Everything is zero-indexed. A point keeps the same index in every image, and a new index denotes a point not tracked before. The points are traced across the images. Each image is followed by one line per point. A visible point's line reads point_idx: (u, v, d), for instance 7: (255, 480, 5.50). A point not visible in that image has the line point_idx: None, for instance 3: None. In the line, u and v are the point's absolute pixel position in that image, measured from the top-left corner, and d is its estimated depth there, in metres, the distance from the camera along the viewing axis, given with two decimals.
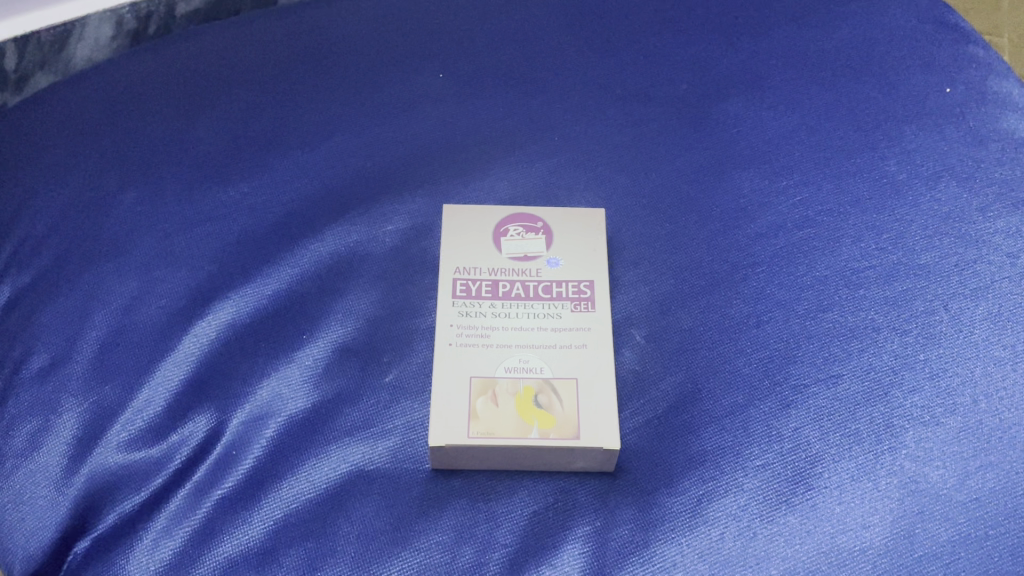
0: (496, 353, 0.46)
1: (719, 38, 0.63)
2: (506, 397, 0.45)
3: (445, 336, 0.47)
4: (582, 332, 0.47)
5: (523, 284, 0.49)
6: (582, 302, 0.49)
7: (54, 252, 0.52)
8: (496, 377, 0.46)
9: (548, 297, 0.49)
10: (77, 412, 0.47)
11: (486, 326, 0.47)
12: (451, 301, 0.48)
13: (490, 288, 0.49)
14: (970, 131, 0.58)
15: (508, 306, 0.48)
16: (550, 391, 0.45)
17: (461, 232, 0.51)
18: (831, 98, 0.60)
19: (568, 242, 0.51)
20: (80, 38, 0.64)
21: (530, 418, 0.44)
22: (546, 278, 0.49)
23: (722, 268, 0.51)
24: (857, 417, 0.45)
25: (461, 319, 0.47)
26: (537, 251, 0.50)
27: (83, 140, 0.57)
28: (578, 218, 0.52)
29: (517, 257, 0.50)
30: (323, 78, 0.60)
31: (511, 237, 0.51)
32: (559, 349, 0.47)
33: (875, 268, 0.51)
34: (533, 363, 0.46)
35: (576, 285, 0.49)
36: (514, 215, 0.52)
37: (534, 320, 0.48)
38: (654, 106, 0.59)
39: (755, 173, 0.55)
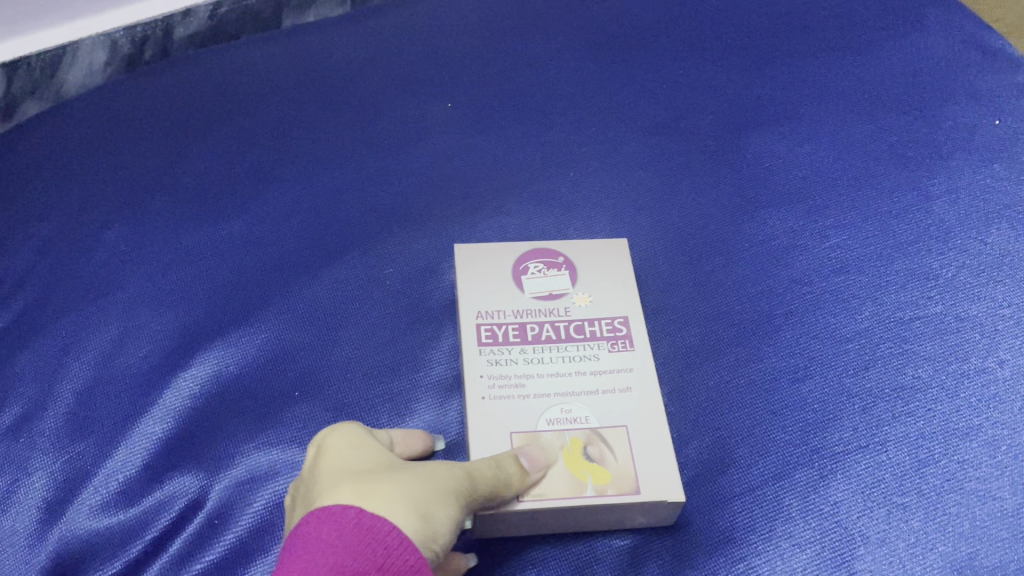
0: (534, 403, 0.41)
1: (747, 66, 0.59)
2: (551, 451, 0.40)
3: (474, 389, 0.42)
4: (623, 375, 0.43)
5: (553, 325, 0.45)
6: (619, 341, 0.44)
7: (31, 295, 0.49)
8: (538, 432, 0.41)
9: (584, 338, 0.44)
10: (48, 471, 0.43)
11: (518, 374, 0.42)
12: (477, 349, 0.43)
13: (518, 331, 0.44)
14: (1022, 168, 0.53)
15: (540, 350, 0.43)
16: (599, 441, 0.41)
17: (479, 271, 0.46)
18: (868, 131, 0.55)
19: (597, 277, 0.47)
20: (73, 63, 0.61)
21: (582, 472, 0.39)
22: (577, 318, 0.45)
23: (752, 318, 0.47)
24: (906, 491, 0.41)
25: (490, 368, 0.42)
26: (564, 288, 0.46)
27: (68, 172, 0.54)
28: (598, 249, 0.48)
29: (542, 296, 0.46)
30: (324, 108, 0.56)
31: (532, 275, 0.46)
32: (603, 395, 0.42)
33: (923, 319, 0.47)
34: (576, 412, 0.41)
35: (610, 323, 0.45)
36: (531, 251, 0.47)
37: (571, 365, 0.43)
38: (677, 139, 0.55)
39: (789, 212, 0.51)
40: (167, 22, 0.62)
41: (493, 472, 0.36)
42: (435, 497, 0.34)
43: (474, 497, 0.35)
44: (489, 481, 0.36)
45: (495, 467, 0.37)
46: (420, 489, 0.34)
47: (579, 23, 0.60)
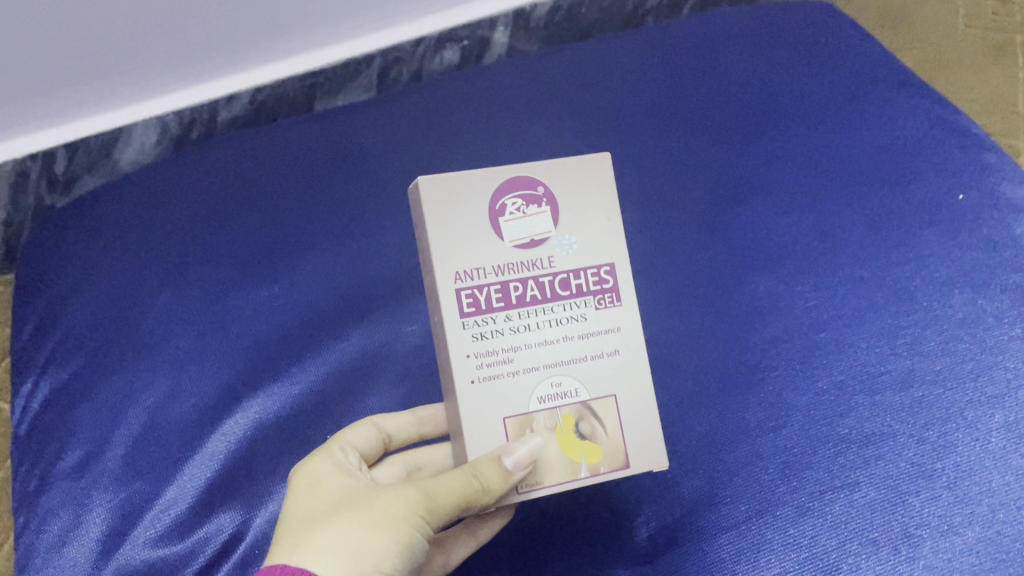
0: (525, 381, 0.42)
1: (736, 144, 0.65)
2: (545, 433, 0.42)
3: (462, 376, 0.41)
4: (611, 338, 0.43)
5: (536, 279, 0.42)
6: (606, 296, 0.43)
7: (92, 351, 0.55)
8: (531, 412, 0.42)
9: (568, 293, 0.42)
10: (107, 506, 0.49)
11: (507, 349, 0.41)
12: (460, 326, 0.41)
13: (500, 292, 0.42)
14: (984, 238, 0.59)
15: (526, 316, 0.42)
16: (589, 416, 0.42)
17: (447, 216, 0.41)
18: (845, 203, 0.61)
19: (579, 207, 0.43)
20: (128, 143, 0.68)
21: (575, 452, 0.42)
22: (561, 269, 0.42)
23: (739, 371, 0.52)
24: (875, 526, 0.47)
25: (476, 346, 0.41)
26: (544, 230, 0.42)
27: (123, 240, 0.60)
28: (578, 168, 0.43)
29: (523, 244, 0.42)
30: (353, 180, 0.62)
31: (510, 215, 0.42)
32: (593, 362, 0.43)
33: (891, 373, 0.52)
34: (566, 385, 0.42)
35: (596, 274, 0.43)
36: (505, 182, 0.42)
37: (559, 329, 0.42)
38: (672, 209, 0.60)
39: (772, 276, 0.57)
40: (213, 106, 0.69)
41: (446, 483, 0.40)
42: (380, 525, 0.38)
43: (427, 513, 0.39)
44: (441, 498, 0.39)
45: (461, 477, 0.40)
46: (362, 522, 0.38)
47: (583, 105, 0.66)
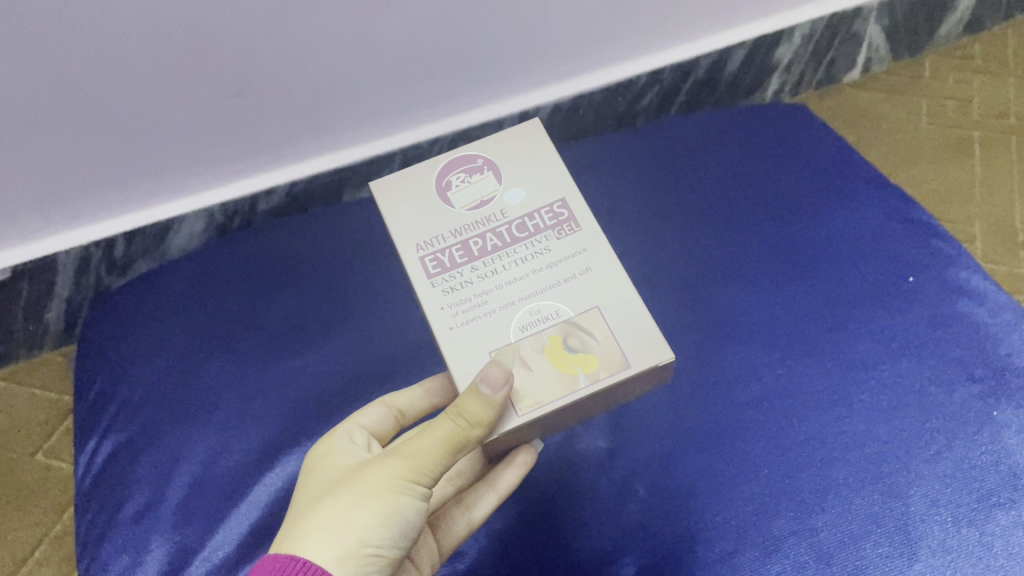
0: (504, 315, 0.48)
1: (711, 233, 0.75)
2: (536, 357, 0.47)
3: (442, 320, 0.48)
4: (578, 259, 0.50)
5: (493, 232, 0.51)
6: (562, 226, 0.51)
7: (148, 414, 0.63)
8: (517, 341, 0.47)
9: (527, 233, 0.50)
10: (163, 549, 0.56)
11: (479, 293, 0.49)
12: (432, 284, 0.49)
13: (463, 250, 0.50)
14: (932, 314, 0.67)
15: (491, 261, 0.50)
16: (575, 330, 0.47)
17: (401, 201, 0.52)
18: (809, 284, 0.70)
19: (518, 172, 0.53)
20: (177, 232, 0.78)
21: (571, 368, 0.47)
22: (514, 218, 0.51)
23: (713, 432, 0.60)
24: (830, 565, 0.54)
25: (450, 296, 0.49)
26: (491, 190, 0.52)
27: (175, 317, 0.69)
28: (507, 142, 0.54)
29: (475, 205, 0.52)
30: (377, 262, 0.70)
31: (457, 189, 0.52)
32: (565, 283, 0.49)
33: (846, 434, 0.60)
34: (544, 309, 0.48)
35: (549, 212, 0.51)
36: (448, 168, 0.53)
37: (526, 265, 0.49)
38: (654, 294, 0.70)
39: (744, 349, 0.65)
40: (253, 199, 0.79)
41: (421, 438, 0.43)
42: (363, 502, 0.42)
43: (412, 474, 0.43)
44: (420, 455, 0.43)
45: (445, 426, 0.43)
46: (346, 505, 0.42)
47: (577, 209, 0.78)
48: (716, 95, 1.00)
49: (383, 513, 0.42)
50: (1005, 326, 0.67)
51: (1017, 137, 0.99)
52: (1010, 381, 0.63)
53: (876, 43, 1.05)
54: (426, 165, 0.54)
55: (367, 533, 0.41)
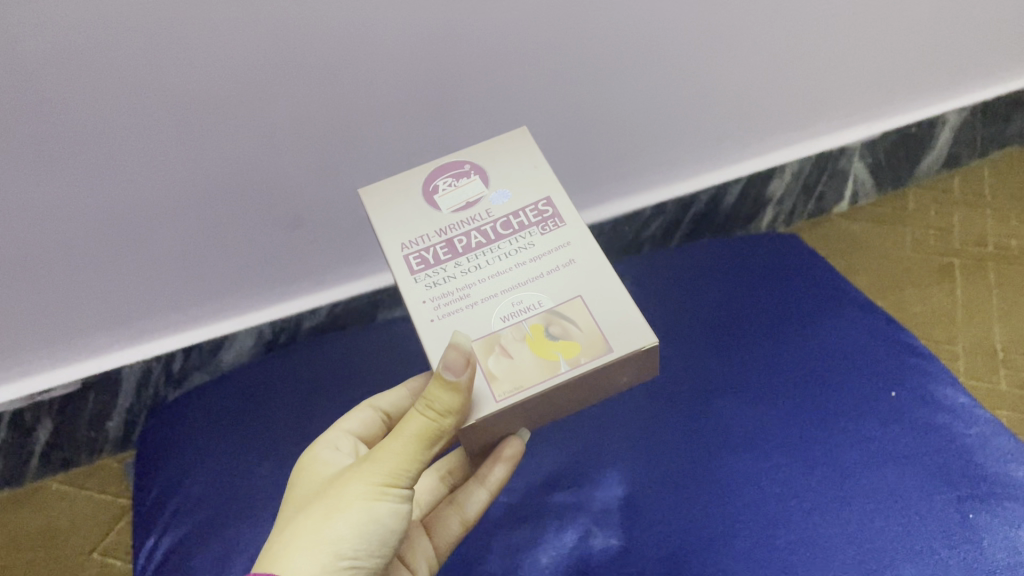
0: (487, 307, 0.51)
1: (712, 353, 0.83)
2: (517, 344, 0.49)
3: (425, 312, 0.51)
4: (561, 256, 0.53)
5: (479, 231, 0.55)
6: (547, 223, 0.54)
7: (206, 510, 0.70)
8: (498, 332, 0.50)
9: (511, 230, 0.54)
10: None
11: (462, 288, 0.52)
12: (415, 279, 0.52)
13: (447, 249, 0.54)
14: (911, 426, 0.74)
15: (475, 257, 0.53)
16: (557, 320, 0.50)
17: (388, 206, 0.57)
18: (800, 398, 0.77)
19: (505, 176, 0.57)
20: (230, 347, 0.89)
21: (554, 354, 0.49)
22: (499, 217, 0.55)
23: (714, 533, 0.67)
24: None
25: (433, 289, 0.52)
26: (476, 191, 0.56)
27: (229, 424, 0.76)
28: (494, 152, 0.59)
29: (461, 207, 0.56)
30: (411, 375, 0.78)
31: (445, 193, 0.57)
32: (547, 275, 0.52)
33: (834, 535, 0.66)
34: (525, 300, 0.51)
35: (534, 211, 0.55)
36: (438, 175, 0.58)
37: (509, 261, 0.53)
38: (661, 407, 0.78)
39: (742, 458, 0.72)
40: (298, 317, 0.90)
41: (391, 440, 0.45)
42: (339, 513, 0.45)
43: (387, 477, 0.45)
44: (392, 457, 0.45)
45: (417, 421, 0.45)
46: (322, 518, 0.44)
47: None
48: (714, 224, 1.10)
49: (358, 521, 0.44)
50: (981, 436, 0.73)
51: (992, 263, 1.08)
52: (989, 488, 0.69)
53: (863, 177, 1.15)
54: (416, 174, 0.58)
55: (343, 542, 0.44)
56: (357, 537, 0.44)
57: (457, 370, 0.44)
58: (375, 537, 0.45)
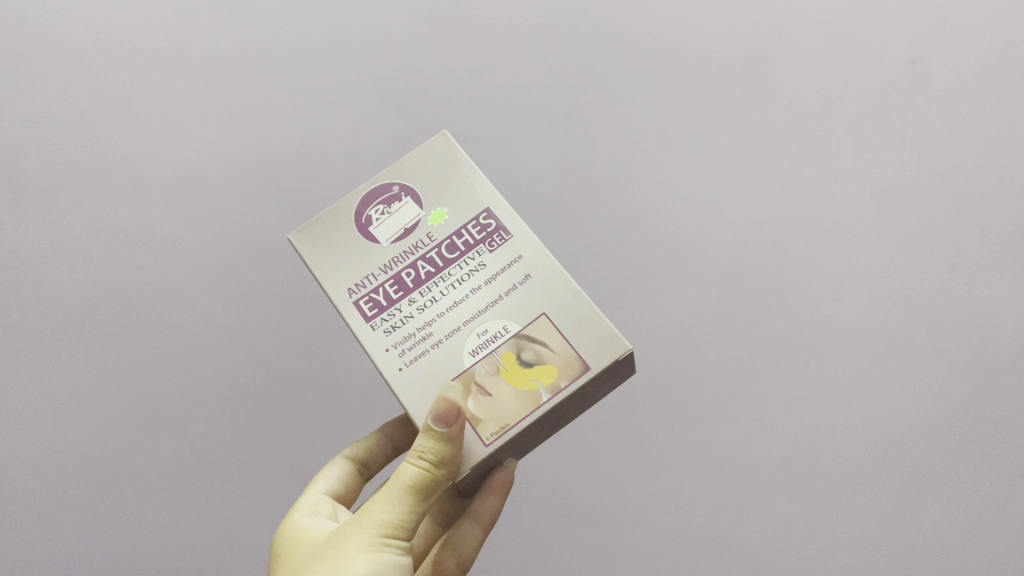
0: (456, 344, 0.74)
1: None
2: (494, 366, 0.73)
3: (389, 351, 0.74)
4: (514, 275, 0.76)
5: (425, 257, 0.77)
6: (490, 234, 0.77)
7: None
8: (474, 367, 0.73)
9: (457, 252, 0.77)
10: None
11: (420, 317, 0.75)
12: (371, 322, 0.75)
13: (395, 282, 0.77)
14: None
15: (432, 289, 0.76)
16: (528, 347, 0.73)
17: (318, 246, 0.78)
18: None
19: (429, 187, 0.80)
20: None
21: (532, 381, 0.72)
22: (435, 240, 0.78)
23: None
24: None
25: (388, 324, 0.75)
26: (412, 217, 0.79)
27: None
28: (423, 172, 0.80)
29: (400, 234, 0.79)
30: None
31: (382, 221, 0.79)
32: (502, 298, 0.75)
33: None
34: (491, 331, 0.74)
35: (478, 227, 0.78)
36: (369, 198, 0.80)
37: (464, 284, 0.76)
38: None
39: None
40: None
41: (388, 492, 0.69)
42: (350, 562, 0.67)
43: (385, 533, 0.68)
44: (393, 505, 0.69)
45: (408, 472, 0.68)
46: (335, 568, 0.68)
47: None
48: None
49: (366, 565, 0.67)
50: None
51: None
52: None
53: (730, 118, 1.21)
54: (350, 200, 0.80)
55: None
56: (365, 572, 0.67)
57: (444, 420, 0.68)
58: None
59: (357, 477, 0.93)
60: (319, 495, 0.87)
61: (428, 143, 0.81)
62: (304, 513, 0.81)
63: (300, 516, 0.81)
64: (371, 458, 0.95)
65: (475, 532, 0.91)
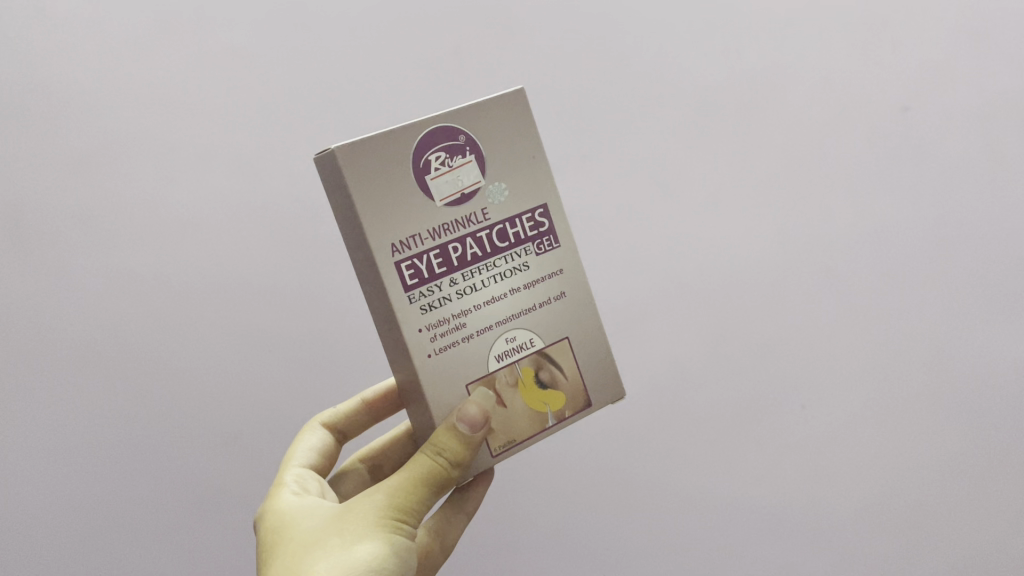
0: (482, 344, 0.76)
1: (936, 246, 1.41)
2: (514, 377, 0.78)
3: (421, 333, 0.73)
4: (550, 288, 0.79)
5: (474, 237, 0.75)
6: (538, 235, 0.78)
7: None
8: (495, 372, 0.77)
9: (506, 243, 0.77)
10: None
11: (456, 304, 0.75)
12: (409, 293, 0.73)
13: (438, 253, 0.74)
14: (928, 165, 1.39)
15: (472, 276, 0.76)
16: (546, 367, 0.79)
17: (363, 175, 0.71)
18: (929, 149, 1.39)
19: (493, 152, 0.76)
20: None
21: (544, 404, 0.79)
22: (487, 219, 0.76)
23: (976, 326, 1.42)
24: None
25: (426, 304, 0.74)
26: (470, 180, 0.75)
27: None
28: (492, 128, 0.76)
29: (456, 197, 0.75)
30: None
31: (438, 172, 0.74)
32: (535, 310, 0.78)
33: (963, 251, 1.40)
34: (517, 339, 0.78)
35: (530, 220, 0.78)
36: (429, 136, 0.73)
37: (502, 283, 0.77)
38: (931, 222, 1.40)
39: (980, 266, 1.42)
40: None
41: (403, 479, 0.71)
42: (361, 540, 0.68)
43: (399, 517, 0.70)
44: (408, 493, 0.71)
45: (426, 466, 0.71)
46: (346, 546, 0.67)
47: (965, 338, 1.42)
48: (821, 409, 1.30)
49: (379, 544, 0.67)
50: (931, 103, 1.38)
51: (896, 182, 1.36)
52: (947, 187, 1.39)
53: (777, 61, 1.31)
54: (410, 133, 0.73)
55: (366, 559, 0.66)
56: (377, 551, 0.67)
57: (472, 425, 0.72)
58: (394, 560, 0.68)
59: (335, 446, 0.95)
60: (300, 468, 0.86)
61: (501, 98, 0.76)
62: (289, 491, 0.81)
63: (284, 494, 0.80)
64: (348, 429, 0.97)
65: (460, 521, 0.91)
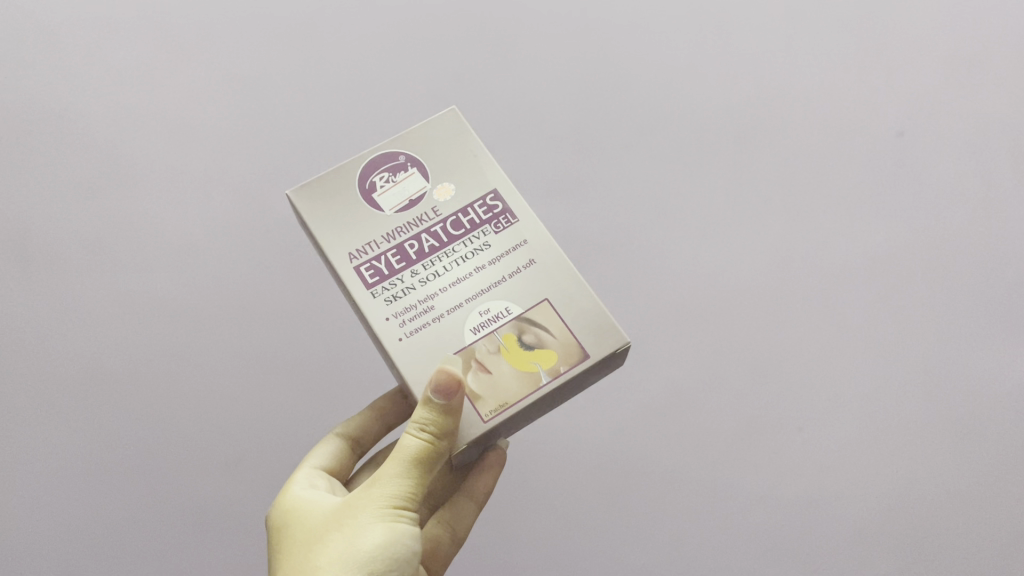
0: (458, 318, 0.84)
1: None
2: (496, 342, 0.83)
3: (388, 319, 0.83)
4: (519, 259, 0.86)
5: (428, 233, 0.87)
6: (494, 218, 0.87)
7: None
8: (474, 342, 0.83)
9: (462, 230, 0.87)
10: None
11: (421, 291, 0.85)
12: (370, 289, 0.84)
13: (397, 253, 0.86)
14: None
15: (433, 265, 0.86)
16: (530, 330, 0.83)
17: (318, 206, 0.87)
18: None
19: (435, 164, 0.89)
20: None
21: (534, 364, 0.82)
22: (440, 215, 0.87)
23: None
24: None
25: (390, 295, 0.84)
26: (417, 189, 0.88)
27: None
28: (430, 145, 0.90)
29: (404, 205, 0.88)
30: None
31: (386, 190, 0.88)
32: (506, 282, 0.85)
33: None
34: (493, 308, 0.84)
35: (484, 208, 0.88)
36: (376, 163, 0.89)
37: (467, 262, 0.86)
38: None
39: None
40: None
41: (396, 467, 0.78)
42: (369, 532, 0.78)
43: (397, 504, 0.79)
44: (402, 478, 0.79)
45: (413, 445, 0.78)
46: (356, 541, 0.78)
47: None
48: None
49: (384, 535, 0.78)
50: None
51: None
52: None
53: None
54: (359, 166, 0.89)
55: (376, 550, 0.77)
56: (384, 542, 0.77)
57: (446, 392, 0.76)
58: (397, 544, 0.78)
59: (350, 453, 1.02)
60: (311, 470, 0.96)
61: (437, 119, 0.90)
62: (300, 487, 0.91)
63: (295, 490, 0.90)
64: (364, 436, 1.04)
65: (470, 506, 1.02)
